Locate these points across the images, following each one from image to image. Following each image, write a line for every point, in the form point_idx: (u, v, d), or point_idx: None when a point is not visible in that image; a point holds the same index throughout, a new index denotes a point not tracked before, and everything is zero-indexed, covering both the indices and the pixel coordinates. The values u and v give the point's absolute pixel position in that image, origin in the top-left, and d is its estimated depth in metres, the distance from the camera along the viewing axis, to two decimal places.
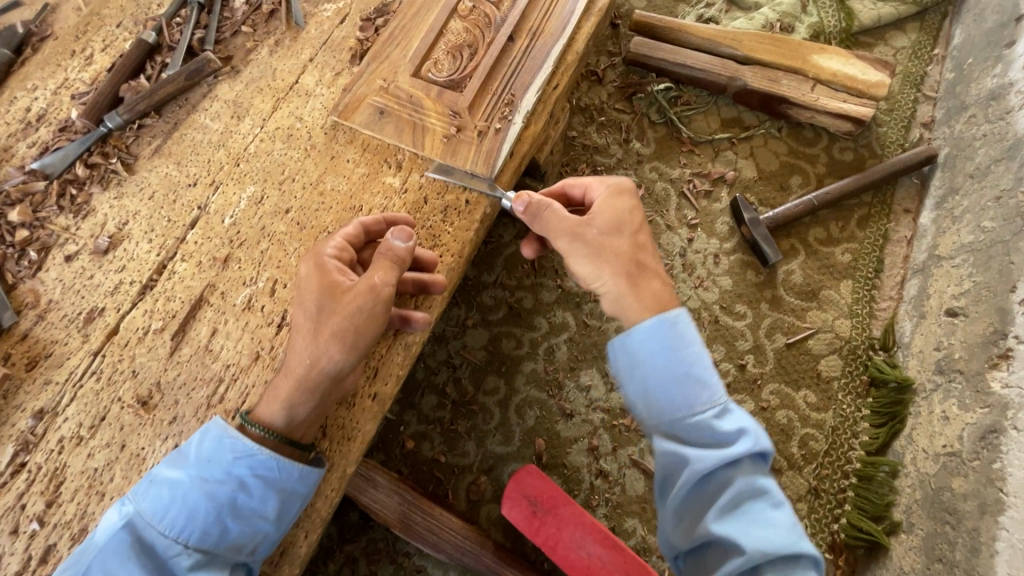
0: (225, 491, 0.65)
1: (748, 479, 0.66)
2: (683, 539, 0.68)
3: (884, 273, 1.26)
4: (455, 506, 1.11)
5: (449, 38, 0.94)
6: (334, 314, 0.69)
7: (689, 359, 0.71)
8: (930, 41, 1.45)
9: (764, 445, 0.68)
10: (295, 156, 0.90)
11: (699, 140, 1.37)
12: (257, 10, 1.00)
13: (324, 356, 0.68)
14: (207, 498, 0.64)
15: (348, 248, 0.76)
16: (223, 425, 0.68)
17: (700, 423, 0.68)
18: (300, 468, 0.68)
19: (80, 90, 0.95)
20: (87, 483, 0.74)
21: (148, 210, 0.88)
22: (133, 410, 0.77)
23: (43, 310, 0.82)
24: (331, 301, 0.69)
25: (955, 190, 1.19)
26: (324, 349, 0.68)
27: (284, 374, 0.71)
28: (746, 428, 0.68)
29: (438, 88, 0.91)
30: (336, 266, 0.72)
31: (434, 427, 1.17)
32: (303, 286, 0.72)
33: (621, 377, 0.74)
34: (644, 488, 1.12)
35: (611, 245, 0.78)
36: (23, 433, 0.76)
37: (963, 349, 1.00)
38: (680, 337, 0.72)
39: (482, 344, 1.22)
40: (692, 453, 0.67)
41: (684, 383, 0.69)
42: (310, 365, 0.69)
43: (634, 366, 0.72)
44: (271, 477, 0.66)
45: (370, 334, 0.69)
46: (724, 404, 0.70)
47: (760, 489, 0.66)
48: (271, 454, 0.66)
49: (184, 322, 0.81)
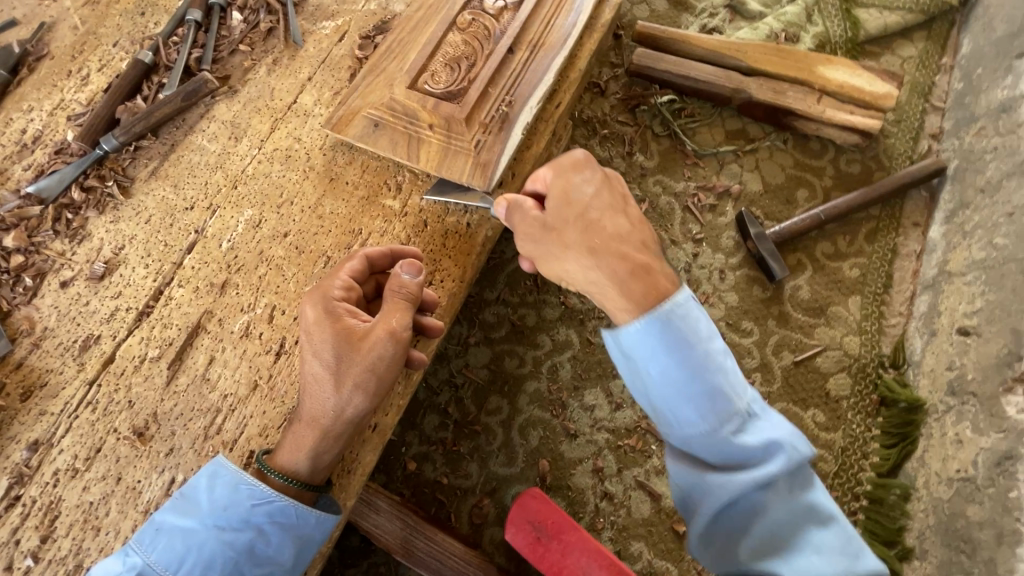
0: (242, 539, 0.66)
1: (780, 502, 0.63)
2: (718, 561, 0.67)
3: (893, 289, 1.24)
4: (458, 530, 1.10)
5: (447, 49, 0.90)
6: (354, 364, 0.69)
7: (705, 372, 0.64)
8: (938, 50, 1.42)
9: (798, 454, 0.64)
10: (293, 178, 0.89)
11: (704, 153, 1.35)
12: (255, 28, 0.98)
13: (348, 406, 0.70)
14: (224, 547, 0.65)
15: (355, 285, 0.75)
16: (238, 472, 0.68)
17: (721, 445, 0.64)
18: (315, 514, 0.69)
19: (76, 111, 0.93)
20: (83, 518, 0.73)
21: (144, 234, 0.86)
22: (129, 442, 0.76)
23: (38, 339, 0.81)
24: (349, 350, 0.69)
25: (965, 205, 1.17)
26: (347, 399, 0.69)
27: (301, 423, 0.71)
28: (774, 442, 0.63)
29: (434, 100, 0.86)
30: (349, 312, 0.72)
31: (437, 448, 1.15)
32: (312, 333, 0.71)
33: (634, 389, 0.69)
34: (650, 510, 1.10)
35: (562, 235, 0.74)
36: (17, 466, 0.75)
37: (976, 370, 0.98)
38: (684, 341, 0.64)
39: (485, 362, 1.20)
40: (714, 480, 0.64)
41: (702, 400, 0.64)
42: (333, 416, 0.70)
43: (640, 383, 0.67)
44: (289, 524, 0.68)
45: (391, 379, 0.71)
46: (749, 411, 0.65)
47: (794, 509, 0.64)
48: (289, 502, 0.67)
49: (181, 350, 0.80)
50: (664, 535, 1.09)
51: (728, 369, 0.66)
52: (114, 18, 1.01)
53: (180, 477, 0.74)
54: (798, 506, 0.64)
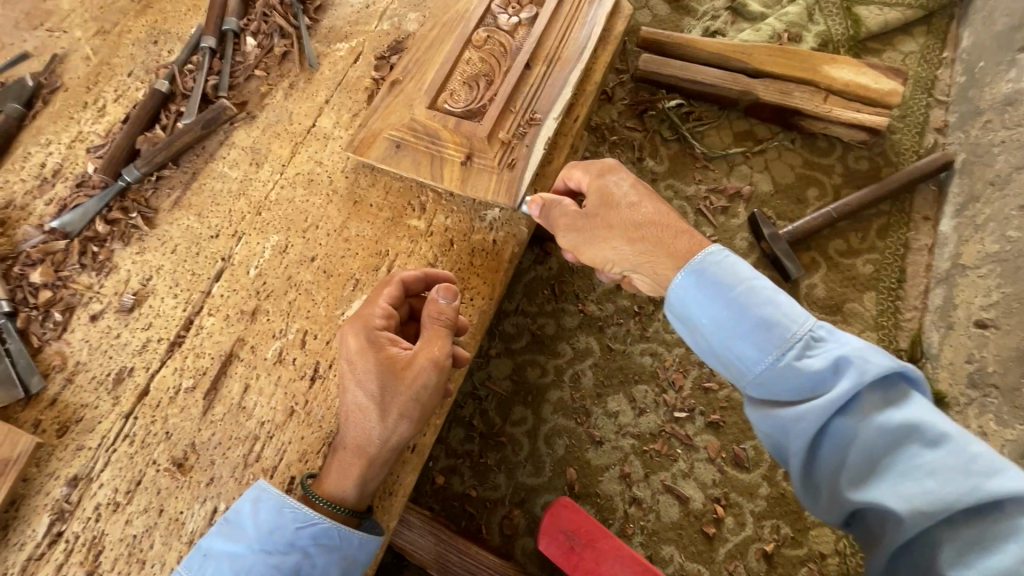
0: (288, 562, 0.66)
1: (867, 424, 0.59)
2: (829, 510, 0.63)
3: (907, 283, 1.25)
4: (489, 541, 1.10)
5: (464, 67, 0.91)
6: (399, 392, 0.71)
7: (748, 306, 0.66)
8: (938, 44, 1.44)
9: (874, 370, 0.59)
10: (317, 202, 0.89)
11: (713, 156, 1.36)
12: (269, 52, 0.98)
13: (393, 433, 0.72)
14: (271, 569, 0.65)
15: (394, 312, 0.78)
16: (280, 494, 0.68)
17: (783, 373, 0.63)
18: (360, 533, 0.69)
19: (95, 143, 0.94)
20: (127, 552, 0.73)
21: (171, 264, 0.86)
22: (169, 473, 0.76)
23: (71, 373, 0.81)
24: (393, 379, 0.71)
25: (975, 198, 1.19)
26: (393, 426, 0.71)
27: (347, 452, 0.72)
28: (843, 360, 0.60)
29: (455, 119, 0.88)
30: (389, 339, 0.74)
31: (463, 461, 1.16)
32: (356, 362, 0.73)
33: (698, 348, 0.73)
34: (679, 514, 1.11)
35: (605, 220, 0.79)
36: (58, 502, 0.75)
37: (997, 362, 0.99)
38: (721, 287, 0.68)
39: (507, 373, 1.21)
40: (786, 414, 0.63)
41: (743, 337, 0.66)
42: (379, 444, 0.71)
43: (695, 334, 0.71)
44: (334, 545, 0.68)
45: (432, 406, 0.73)
46: (809, 335, 0.63)
47: (890, 429, 0.58)
48: (332, 523, 0.68)
49: (215, 379, 0.80)
50: (694, 538, 1.10)
51: (778, 301, 0.66)
52: (127, 47, 1.01)
53: (222, 506, 0.75)
54: (890, 424, 0.58)
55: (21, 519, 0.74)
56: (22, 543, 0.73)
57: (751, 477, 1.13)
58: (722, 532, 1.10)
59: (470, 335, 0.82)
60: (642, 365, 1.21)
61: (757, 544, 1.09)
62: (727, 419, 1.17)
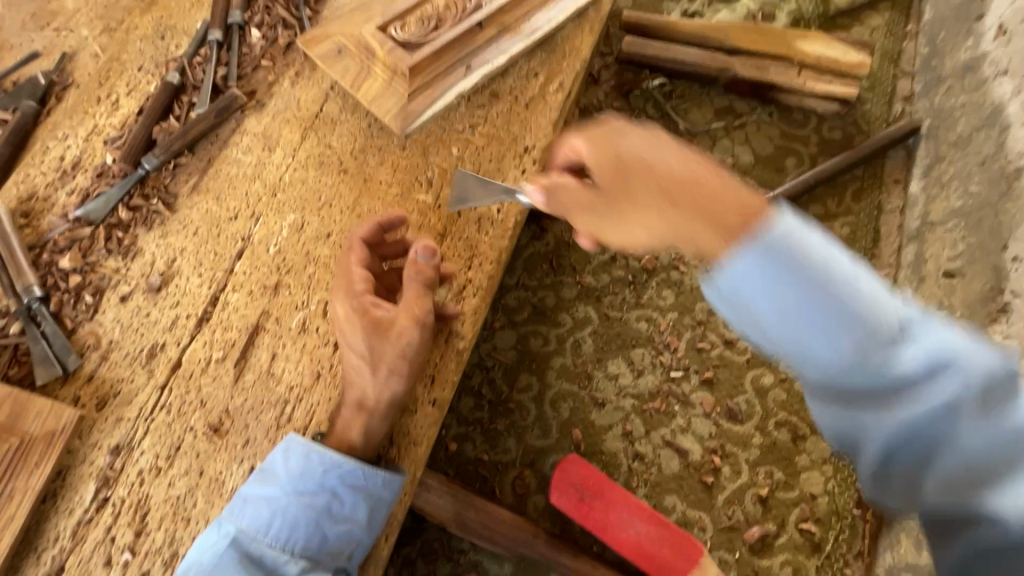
0: (320, 500, 0.73)
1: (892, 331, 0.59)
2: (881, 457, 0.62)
3: (881, 243, 1.34)
4: (503, 501, 1.17)
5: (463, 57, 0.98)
6: (384, 348, 0.80)
7: None
8: (902, 19, 1.53)
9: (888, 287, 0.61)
10: (329, 181, 0.94)
11: (696, 131, 1.44)
12: (274, 43, 1.03)
13: (387, 387, 0.79)
14: (304, 508, 0.72)
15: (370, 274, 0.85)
16: (305, 440, 0.75)
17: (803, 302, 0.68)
18: (381, 471, 0.76)
19: (111, 135, 0.98)
20: (172, 511, 0.78)
21: (193, 246, 0.91)
22: (206, 438, 0.81)
23: (105, 351, 0.85)
24: (378, 338, 0.80)
25: (940, 159, 1.27)
26: (385, 380, 0.79)
27: (346, 406, 0.80)
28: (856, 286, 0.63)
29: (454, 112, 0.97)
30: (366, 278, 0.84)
31: (475, 427, 1.22)
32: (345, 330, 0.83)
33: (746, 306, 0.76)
34: (679, 466, 1.19)
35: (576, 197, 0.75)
36: (102, 469, 0.80)
37: (964, 307, 1.07)
38: (796, 263, 0.53)
39: (511, 344, 1.27)
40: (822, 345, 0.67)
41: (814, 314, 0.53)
42: (374, 394, 0.79)
43: None
44: (360, 484, 0.75)
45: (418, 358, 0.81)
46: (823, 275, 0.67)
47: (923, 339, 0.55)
48: (357, 464, 0.75)
49: (244, 350, 0.85)
50: (694, 487, 1.17)
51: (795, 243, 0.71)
52: (135, 43, 1.05)
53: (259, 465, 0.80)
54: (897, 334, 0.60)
55: (69, 486, 0.79)
56: (72, 508, 0.78)
57: (744, 428, 1.20)
58: (720, 480, 1.17)
59: (481, 298, 0.88)
60: (639, 330, 1.29)
61: (753, 490, 1.16)
62: (720, 376, 1.24)
